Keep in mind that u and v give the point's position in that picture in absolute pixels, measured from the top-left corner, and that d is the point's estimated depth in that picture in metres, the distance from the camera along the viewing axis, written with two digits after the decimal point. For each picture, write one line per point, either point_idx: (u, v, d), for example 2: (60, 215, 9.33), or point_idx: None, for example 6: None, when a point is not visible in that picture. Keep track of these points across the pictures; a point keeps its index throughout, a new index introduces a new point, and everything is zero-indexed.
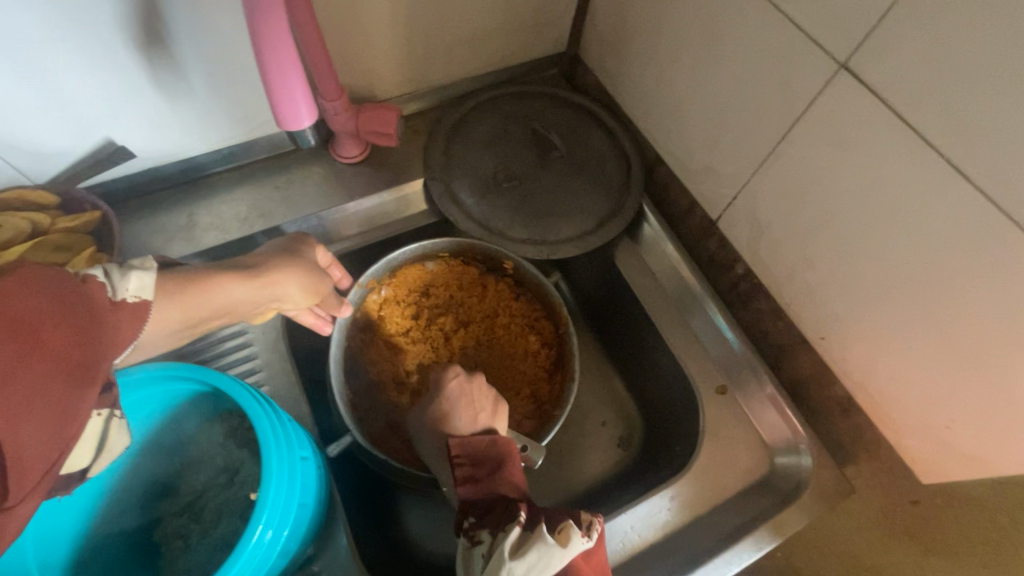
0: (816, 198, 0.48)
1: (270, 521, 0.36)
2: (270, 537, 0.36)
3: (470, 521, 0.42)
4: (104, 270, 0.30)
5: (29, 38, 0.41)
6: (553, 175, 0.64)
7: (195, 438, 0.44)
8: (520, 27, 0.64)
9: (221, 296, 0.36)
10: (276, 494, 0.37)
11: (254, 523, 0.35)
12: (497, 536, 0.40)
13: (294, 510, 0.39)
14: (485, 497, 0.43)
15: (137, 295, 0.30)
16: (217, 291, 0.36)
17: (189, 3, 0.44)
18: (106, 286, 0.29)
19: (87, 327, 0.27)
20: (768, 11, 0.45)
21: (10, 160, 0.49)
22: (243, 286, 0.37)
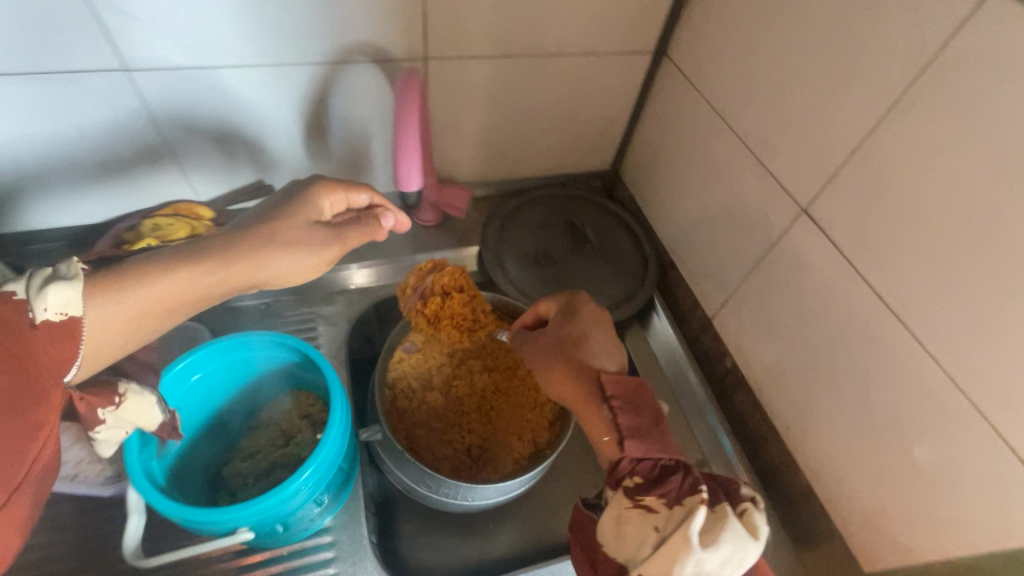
0: (786, 309, 0.59)
1: (316, 469, 0.47)
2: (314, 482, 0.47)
3: (634, 482, 0.44)
4: (28, 286, 0.33)
5: (237, 105, 0.61)
6: (583, 261, 0.79)
7: (276, 397, 0.57)
8: (575, 146, 0.82)
9: (157, 289, 0.39)
10: (330, 448, 0.48)
11: (308, 464, 0.46)
12: (674, 509, 0.41)
13: (332, 470, 0.50)
14: (652, 449, 0.45)
15: (60, 311, 0.34)
16: (149, 287, 0.38)
17: (346, 99, 0.64)
18: (27, 307, 0.33)
19: (24, 382, 0.33)
20: (757, 164, 0.60)
21: (193, 183, 0.68)
22: (178, 276, 0.39)
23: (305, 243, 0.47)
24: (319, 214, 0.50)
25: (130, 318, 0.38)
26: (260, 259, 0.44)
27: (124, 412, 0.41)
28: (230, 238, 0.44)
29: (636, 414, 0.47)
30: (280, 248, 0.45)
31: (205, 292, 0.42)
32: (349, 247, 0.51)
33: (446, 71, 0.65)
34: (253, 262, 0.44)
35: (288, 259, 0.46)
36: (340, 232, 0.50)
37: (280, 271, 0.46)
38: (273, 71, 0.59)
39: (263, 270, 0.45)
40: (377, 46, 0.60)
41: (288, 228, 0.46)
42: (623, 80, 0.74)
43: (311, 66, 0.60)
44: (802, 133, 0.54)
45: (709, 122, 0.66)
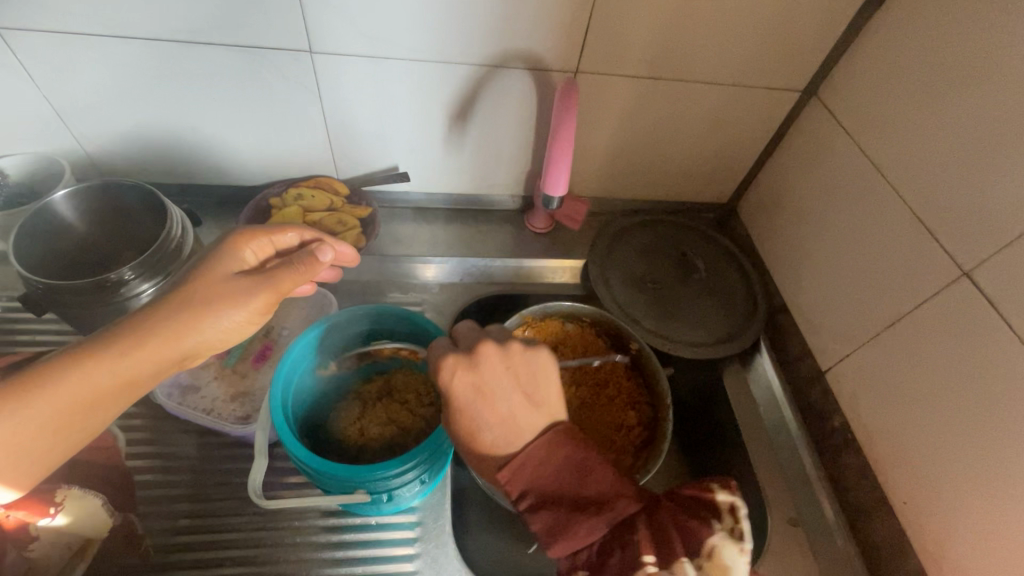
0: (921, 375, 0.55)
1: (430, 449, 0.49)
2: (425, 460, 0.49)
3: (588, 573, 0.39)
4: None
5: (394, 93, 0.66)
6: (689, 291, 0.77)
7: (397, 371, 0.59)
8: (697, 176, 0.82)
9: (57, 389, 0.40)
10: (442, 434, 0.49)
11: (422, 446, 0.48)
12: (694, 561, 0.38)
13: (442, 451, 0.51)
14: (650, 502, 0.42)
15: None
16: (57, 385, 0.40)
17: (492, 100, 0.67)
18: None
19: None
20: (910, 220, 0.57)
21: (336, 160, 0.73)
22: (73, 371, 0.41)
23: (238, 296, 0.47)
24: (241, 265, 0.50)
25: (45, 423, 0.40)
26: (196, 324, 0.45)
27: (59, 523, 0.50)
28: (139, 318, 0.44)
29: (559, 507, 0.41)
30: (214, 309, 0.46)
31: (111, 388, 0.42)
32: (283, 290, 0.50)
33: (593, 87, 0.67)
34: (159, 341, 0.44)
35: (223, 319, 0.47)
36: (267, 272, 0.49)
37: (227, 325, 0.47)
38: (434, 66, 0.63)
39: (187, 335, 0.45)
40: (534, 55, 0.63)
41: (218, 287, 0.47)
42: (764, 116, 0.73)
43: (469, 66, 0.63)
44: (974, 193, 0.51)
45: (857, 169, 0.63)
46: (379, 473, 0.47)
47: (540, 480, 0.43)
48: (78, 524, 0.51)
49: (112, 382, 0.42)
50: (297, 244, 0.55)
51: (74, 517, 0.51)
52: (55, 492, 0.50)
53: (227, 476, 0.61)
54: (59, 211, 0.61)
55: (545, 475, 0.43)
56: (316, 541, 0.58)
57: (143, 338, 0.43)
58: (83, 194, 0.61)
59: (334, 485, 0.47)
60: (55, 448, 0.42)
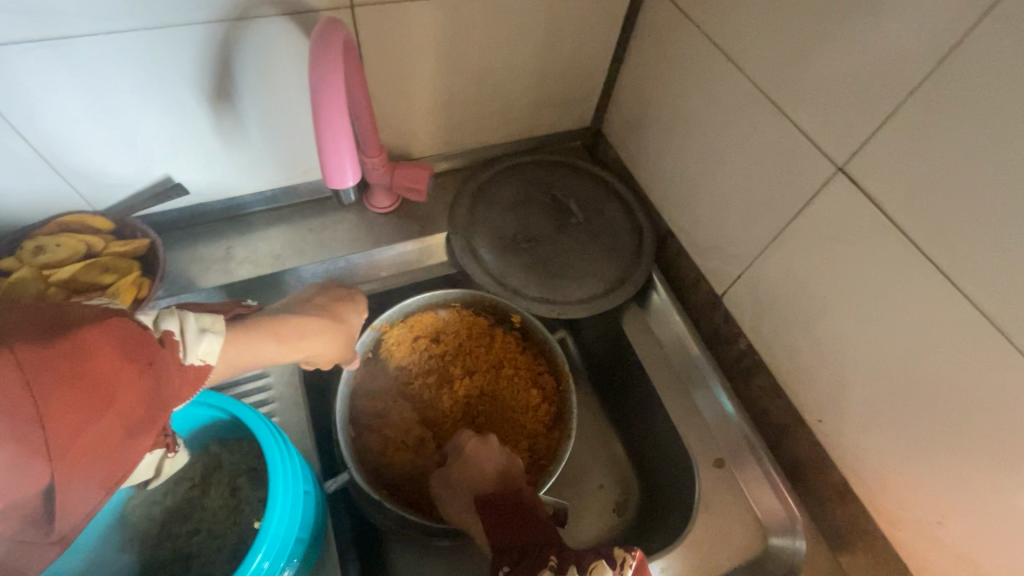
0: (814, 285, 0.50)
1: (269, 551, 0.39)
2: (267, 568, 0.39)
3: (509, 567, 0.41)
4: (183, 326, 0.33)
5: (113, 85, 0.48)
6: (568, 240, 0.68)
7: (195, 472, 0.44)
8: (549, 103, 0.70)
9: (234, 349, 0.37)
10: (277, 527, 0.39)
11: (254, 552, 0.38)
12: None
13: (292, 544, 0.41)
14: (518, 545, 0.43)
15: (203, 358, 0.34)
16: (229, 344, 0.36)
17: (259, 66, 0.51)
18: (180, 348, 0.32)
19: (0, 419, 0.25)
20: (776, 116, 0.49)
21: (77, 188, 0.55)
22: (262, 336, 0.39)
23: (331, 330, 0.45)
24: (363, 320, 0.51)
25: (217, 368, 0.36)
26: (304, 344, 0.43)
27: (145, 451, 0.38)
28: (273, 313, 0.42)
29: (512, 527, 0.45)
30: (336, 333, 0.46)
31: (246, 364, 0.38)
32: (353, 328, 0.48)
33: (385, 22, 0.52)
34: (300, 334, 0.42)
35: (333, 346, 0.46)
36: (341, 315, 0.48)
37: (335, 354, 0.47)
38: (154, 38, 0.45)
39: (312, 355, 0.44)
40: None
41: (346, 330, 0.47)
42: (603, 18, 0.62)
43: (203, 27, 0.46)
44: (835, 70, 0.43)
45: (710, 63, 0.54)
46: None
47: (508, 518, 0.46)
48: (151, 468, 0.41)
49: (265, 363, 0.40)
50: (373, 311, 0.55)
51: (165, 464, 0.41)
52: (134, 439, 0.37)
53: None
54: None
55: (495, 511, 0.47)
56: None
57: (280, 323, 0.41)
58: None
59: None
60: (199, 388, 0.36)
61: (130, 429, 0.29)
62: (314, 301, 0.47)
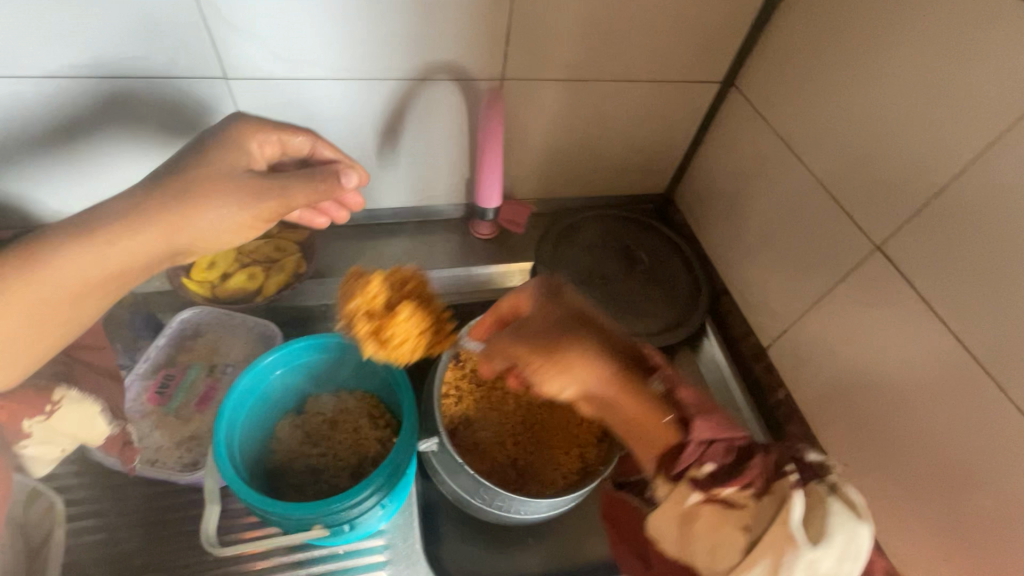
0: (848, 344, 0.59)
1: (385, 477, 0.49)
2: (381, 489, 0.50)
3: (723, 482, 0.50)
4: None
5: (322, 114, 0.64)
6: (636, 283, 0.79)
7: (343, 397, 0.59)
8: (632, 169, 0.84)
9: (47, 275, 0.44)
10: (395, 461, 0.50)
11: (376, 474, 0.49)
12: (764, 504, 0.47)
13: (402, 477, 0.53)
14: (734, 457, 0.51)
15: None
16: (41, 274, 0.44)
17: (425, 114, 0.67)
18: None
19: None
20: (827, 201, 0.60)
21: None
22: (69, 257, 0.44)
23: (218, 205, 0.48)
24: (251, 160, 0.52)
25: (25, 312, 0.44)
26: (150, 234, 0.46)
27: (53, 420, 0.50)
28: (131, 217, 0.46)
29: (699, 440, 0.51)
30: (200, 202, 0.47)
31: (68, 293, 0.45)
32: (275, 206, 0.50)
33: (521, 92, 0.67)
34: (128, 230, 0.46)
35: (216, 213, 0.48)
36: (262, 193, 0.49)
37: (224, 219, 0.49)
38: (360, 85, 0.62)
39: (181, 239, 0.48)
40: (459, 66, 0.63)
41: (206, 178, 0.48)
42: (688, 107, 0.75)
43: (395, 81, 0.62)
44: (878, 172, 0.55)
45: (776, 153, 0.67)
46: (333, 508, 0.47)
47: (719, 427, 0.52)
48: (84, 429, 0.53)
49: (96, 280, 0.46)
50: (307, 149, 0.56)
51: (83, 420, 0.52)
52: (54, 390, 0.51)
53: (179, 527, 0.59)
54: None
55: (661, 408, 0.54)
56: (282, 564, 0.57)
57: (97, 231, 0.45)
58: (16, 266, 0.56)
59: (288, 522, 0.47)
60: (35, 333, 0.46)
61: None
62: (237, 189, 0.49)
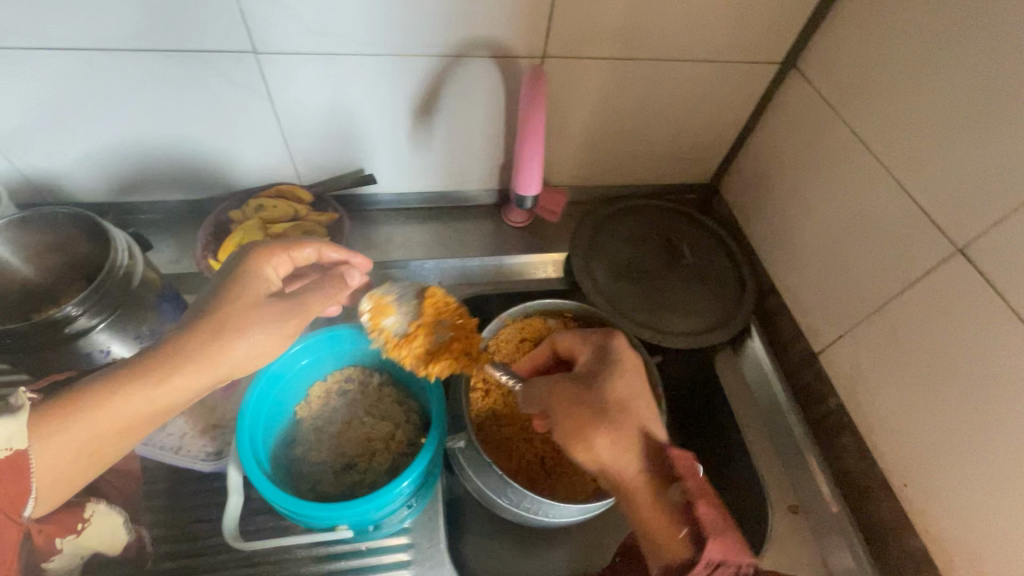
0: (913, 355, 0.54)
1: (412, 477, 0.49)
2: (406, 490, 0.49)
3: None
4: None
5: (352, 93, 0.61)
6: (676, 278, 0.75)
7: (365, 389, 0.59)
8: (677, 157, 0.79)
9: (105, 411, 0.40)
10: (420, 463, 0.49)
11: (402, 477, 0.48)
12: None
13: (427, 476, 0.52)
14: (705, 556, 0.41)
15: (9, 445, 0.37)
16: (96, 407, 0.39)
17: (459, 94, 0.63)
18: None
19: None
20: (899, 196, 0.54)
21: (297, 167, 0.69)
22: (133, 386, 0.40)
23: (266, 321, 0.45)
24: (269, 284, 0.48)
25: (73, 450, 0.39)
26: (211, 354, 0.42)
27: (85, 535, 0.50)
28: (177, 334, 0.43)
29: (727, 536, 0.42)
30: (235, 335, 0.43)
31: (111, 432, 0.41)
32: (312, 311, 0.49)
33: (561, 72, 0.63)
34: (160, 372, 0.41)
35: (245, 347, 0.44)
36: (295, 296, 0.48)
37: (254, 350, 0.45)
38: (392, 62, 0.58)
39: (217, 373, 0.43)
40: (497, 43, 0.58)
41: (235, 314, 0.44)
42: (743, 91, 0.70)
43: (430, 57, 0.59)
44: (962, 164, 0.49)
45: (840, 140, 0.61)
46: (360, 509, 0.46)
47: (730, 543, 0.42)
48: (115, 535, 0.52)
49: (133, 419, 0.41)
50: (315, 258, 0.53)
51: (115, 530, 0.52)
52: (85, 505, 0.51)
53: (202, 513, 0.58)
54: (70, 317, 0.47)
55: (723, 516, 0.43)
56: (304, 556, 0.56)
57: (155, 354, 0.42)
58: (100, 300, 0.49)
59: (316, 523, 0.47)
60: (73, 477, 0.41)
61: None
62: (269, 305, 0.46)
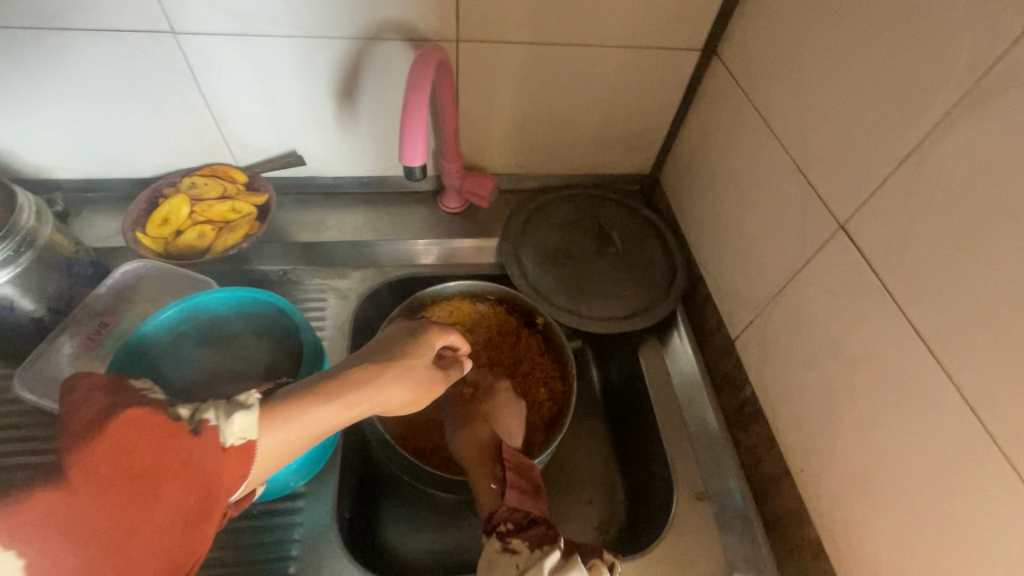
0: (809, 335, 0.53)
1: None
2: None
3: (508, 528, 0.48)
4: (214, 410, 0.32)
5: (275, 74, 0.63)
6: (605, 265, 0.75)
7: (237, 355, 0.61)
8: (612, 146, 0.79)
9: (311, 418, 0.38)
10: None
11: None
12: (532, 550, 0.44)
13: None
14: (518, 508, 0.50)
15: (241, 435, 0.33)
16: (309, 413, 0.38)
17: (380, 76, 0.65)
18: (219, 431, 0.32)
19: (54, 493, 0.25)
20: (796, 175, 0.54)
21: (230, 148, 0.71)
22: (331, 407, 0.40)
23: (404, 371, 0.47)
24: (428, 352, 0.52)
25: (288, 445, 0.37)
26: (372, 388, 0.43)
27: None
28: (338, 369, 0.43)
29: (531, 491, 0.52)
30: (388, 375, 0.45)
31: (303, 441, 0.38)
32: (435, 376, 0.50)
33: (479, 55, 0.64)
34: (347, 395, 0.41)
35: (395, 389, 0.46)
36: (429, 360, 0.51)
37: (403, 394, 0.47)
38: (309, 43, 0.61)
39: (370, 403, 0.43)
40: (409, 25, 0.60)
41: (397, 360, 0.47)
42: (669, 78, 0.70)
43: (345, 38, 0.61)
44: (845, 138, 0.48)
45: (751, 123, 0.61)
46: None
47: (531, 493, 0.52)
48: None
49: (327, 429, 0.40)
50: (450, 348, 0.56)
51: None
52: None
53: None
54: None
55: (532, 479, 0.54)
56: None
57: (340, 382, 0.42)
58: (2, 249, 0.51)
59: None
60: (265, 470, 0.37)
61: (182, 524, 0.29)
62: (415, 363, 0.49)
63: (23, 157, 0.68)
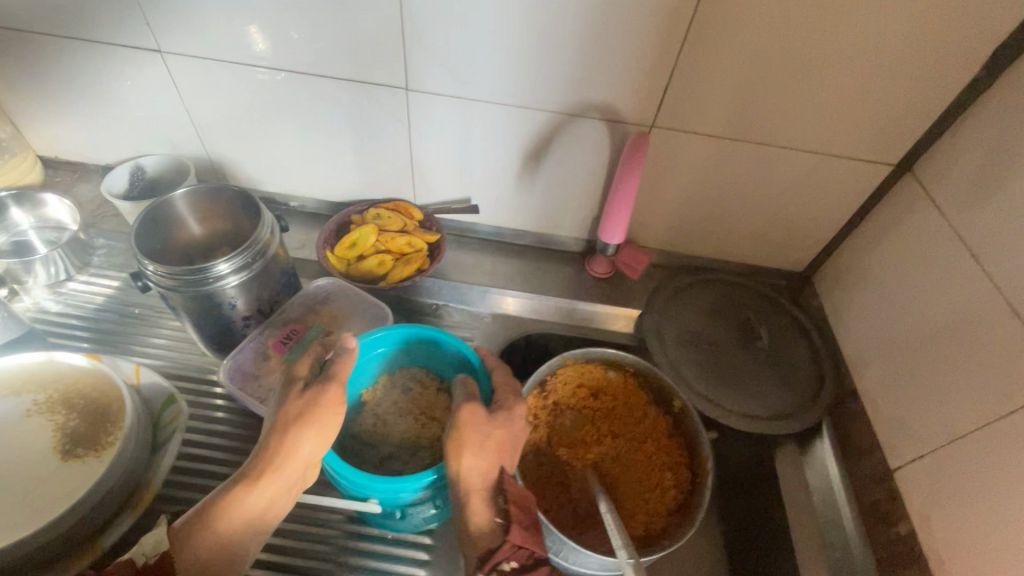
0: (1000, 492, 0.49)
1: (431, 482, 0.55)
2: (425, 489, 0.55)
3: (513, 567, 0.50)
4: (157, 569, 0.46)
5: (476, 133, 0.70)
6: (748, 359, 0.74)
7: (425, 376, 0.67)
8: (771, 240, 0.79)
9: (235, 504, 0.50)
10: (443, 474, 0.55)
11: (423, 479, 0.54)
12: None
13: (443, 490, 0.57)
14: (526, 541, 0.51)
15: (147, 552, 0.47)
16: (232, 503, 0.50)
17: (567, 148, 0.70)
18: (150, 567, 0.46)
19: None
20: (1004, 317, 0.51)
21: (415, 188, 0.79)
22: (245, 490, 0.50)
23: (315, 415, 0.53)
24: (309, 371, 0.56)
25: (217, 548, 0.48)
26: (287, 452, 0.52)
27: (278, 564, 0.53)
28: None
29: (534, 527, 0.53)
30: (290, 438, 0.52)
31: (246, 522, 0.50)
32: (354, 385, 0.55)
33: (666, 141, 0.68)
34: (260, 475, 0.51)
35: (308, 445, 0.52)
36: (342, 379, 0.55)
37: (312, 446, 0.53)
38: (515, 112, 0.67)
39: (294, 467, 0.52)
40: (610, 107, 0.65)
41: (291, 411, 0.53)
42: (850, 187, 0.70)
43: (549, 111, 0.66)
44: None
45: (946, 251, 0.59)
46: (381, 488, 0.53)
47: (532, 523, 0.53)
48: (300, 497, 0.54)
49: (262, 506, 0.51)
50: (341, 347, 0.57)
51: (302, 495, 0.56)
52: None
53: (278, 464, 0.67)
54: (215, 268, 0.57)
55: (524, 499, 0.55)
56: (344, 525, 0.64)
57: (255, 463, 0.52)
58: (240, 259, 0.59)
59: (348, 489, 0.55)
60: (237, 547, 0.49)
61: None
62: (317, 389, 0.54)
63: (248, 169, 0.79)
